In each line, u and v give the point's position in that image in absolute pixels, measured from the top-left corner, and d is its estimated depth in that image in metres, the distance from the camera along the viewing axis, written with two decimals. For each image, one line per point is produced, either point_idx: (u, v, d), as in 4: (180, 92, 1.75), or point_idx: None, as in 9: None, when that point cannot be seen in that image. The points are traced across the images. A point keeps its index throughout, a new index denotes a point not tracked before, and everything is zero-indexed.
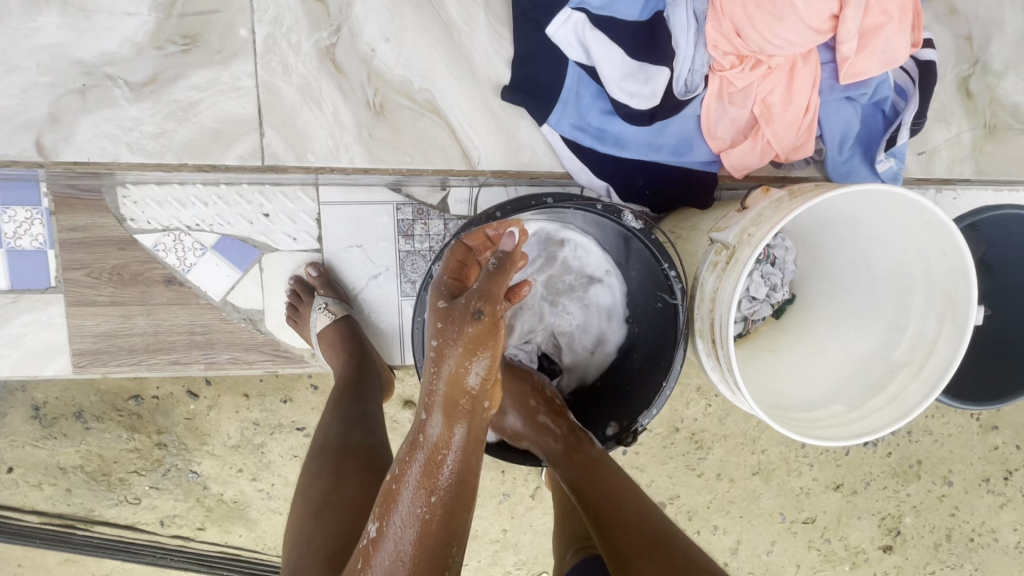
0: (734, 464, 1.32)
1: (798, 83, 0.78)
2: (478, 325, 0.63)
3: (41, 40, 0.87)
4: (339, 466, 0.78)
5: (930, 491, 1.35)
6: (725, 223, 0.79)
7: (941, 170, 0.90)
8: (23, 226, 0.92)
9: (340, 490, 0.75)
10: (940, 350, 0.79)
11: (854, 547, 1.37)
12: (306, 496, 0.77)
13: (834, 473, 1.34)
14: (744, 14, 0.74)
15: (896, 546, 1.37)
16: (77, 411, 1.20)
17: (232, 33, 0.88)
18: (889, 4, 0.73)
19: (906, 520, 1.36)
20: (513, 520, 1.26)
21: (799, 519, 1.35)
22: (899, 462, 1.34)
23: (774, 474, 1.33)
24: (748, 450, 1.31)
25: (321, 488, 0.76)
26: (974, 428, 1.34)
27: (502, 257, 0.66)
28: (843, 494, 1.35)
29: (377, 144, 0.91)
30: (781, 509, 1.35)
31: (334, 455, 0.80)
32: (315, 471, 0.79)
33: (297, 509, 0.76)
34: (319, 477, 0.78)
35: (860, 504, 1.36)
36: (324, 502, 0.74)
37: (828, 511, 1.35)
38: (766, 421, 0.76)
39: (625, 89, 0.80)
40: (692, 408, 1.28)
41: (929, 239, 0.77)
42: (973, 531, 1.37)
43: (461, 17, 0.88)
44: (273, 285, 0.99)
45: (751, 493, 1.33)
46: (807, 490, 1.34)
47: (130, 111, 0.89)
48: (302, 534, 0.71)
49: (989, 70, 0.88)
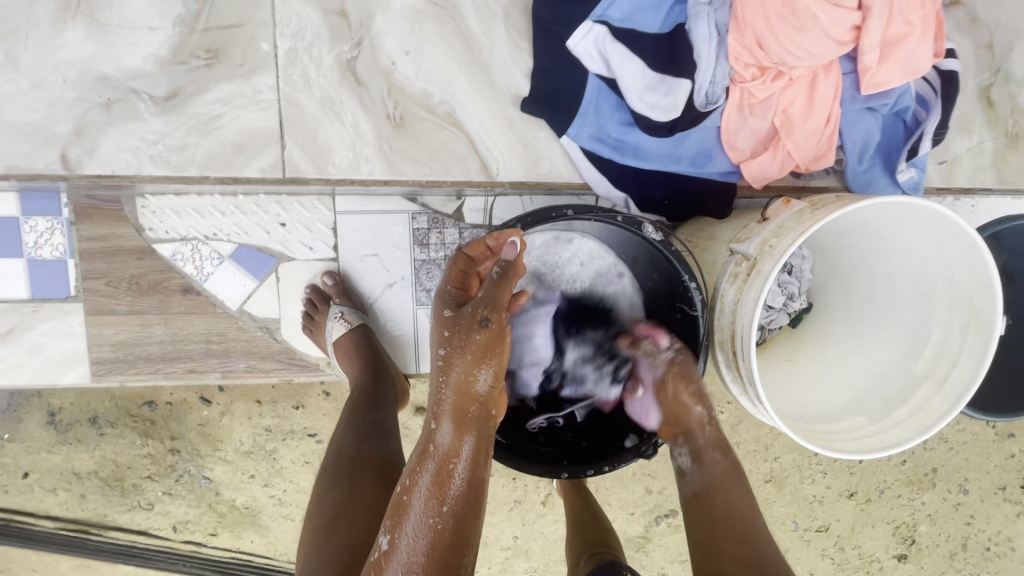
0: (748, 471, 1.31)
1: (819, 94, 0.77)
2: (486, 331, 0.66)
3: (66, 55, 0.87)
4: (353, 478, 0.79)
5: (946, 499, 1.34)
6: (746, 233, 0.78)
7: (962, 179, 0.89)
8: (43, 236, 0.93)
9: (354, 502, 0.76)
10: (963, 363, 0.78)
11: (868, 555, 1.36)
12: (320, 504, 0.78)
13: (848, 481, 1.33)
14: (767, 26, 0.74)
15: (911, 555, 1.36)
16: (92, 417, 1.20)
17: (255, 47, 0.89)
18: (912, 15, 0.73)
19: (921, 529, 1.35)
20: (525, 527, 1.25)
21: (812, 527, 1.34)
22: (914, 470, 1.33)
23: (788, 482, 1.32)
24: (762, 457, 1.30)
25: (335, 499, 0.77)
26: (990, 436, 1.32)
27: (507, 266, 0.68)
28: (857, 502, 1.34)
29: (396, 156, 0.91)
30: (795, 517, 1.34)
31: (348, 467, 0.80)
32: (330, 481, 0.79)
33: (311, 517, 0.78)
34: (333, 487, 0.78)
35: (874, 513, 1.34)
36: (337, 515, 0.75)
37: (841, 519, 1.34)
38: (789, 434, 0.75)
39: (645, 101, 0.80)
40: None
41: (952, 251, 0.77)
42: (990, 540, 1.35)
43: (481, 30, 0.88)
44: (289, 294, 0.99)
45: (764, 501, 1.32)
46: (821, 498, 1.33)
47: (152, 125, 0.90)
48: (317, 544, 0.73)
49: (1011, 79, 0.87)
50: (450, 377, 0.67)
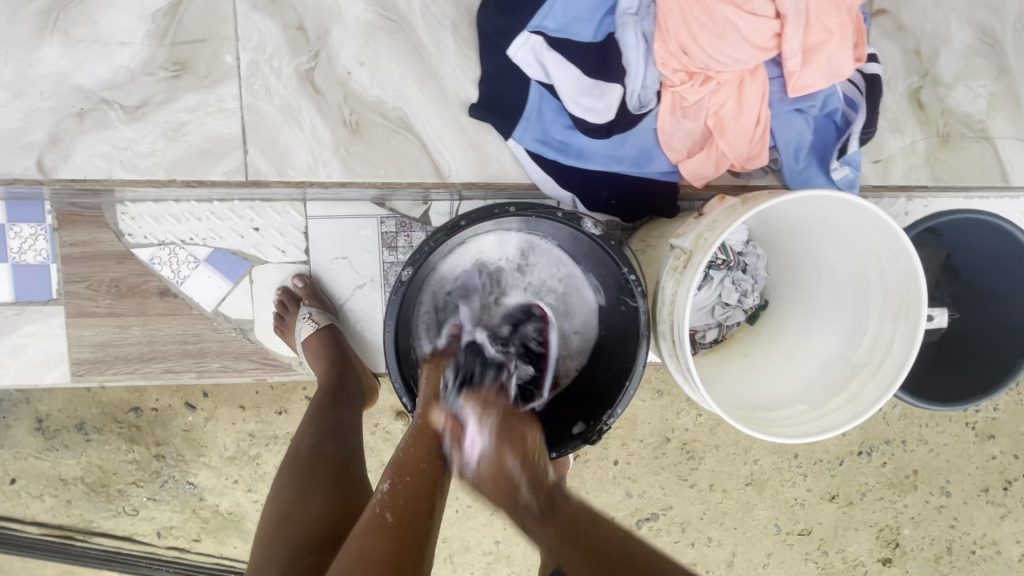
0: (728, 474, 1.32)
1: (747, 97, 0.83)
2: (438, 359, 0.85)
3: (43, 69, 0.93)
4: (308, 474, 0.81)
5: (928, 502, 1.35)
6: (684, 229, 0.83)
7: (898, 176, 0.97)
8: (28, 242, 0.98)
9: (307, 496, 0.79)
10: (896, 350, 0.81)
11: (852, 559, 1.37)
12: (276, 499, 0.80)
13: (829, 483, 1.33)
14: (689, 35, 0.80)
15: (895, 559, 1.37)
16: (79, 423, 1.23)
17: (218, 59, 0.94)
18: (830, 22, 0.78)
19: (905, 532, 1.36)
20: (506, 531, 1.28)
21: (794, 530, 1.35)
22: (895, 472, 1.33)
23: (768, 485, 1.33)
24: (741, 460, 1.31)
25: (291, 493, 0.80)
26: (971, 438, 1.33)
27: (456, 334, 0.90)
28: (839, 505, 1.34)
29: (353, 159, 0.97)
30: (776, 520, 1.34)
31: (305, 464, 0.83)
32: (287, 478, 0.82)
33: (267, 512, 0.80)
34: (289, 484, 0.81)
35: (856, 516, 1.35)
36: (291, 509, 0.77)
37: (824, 523, 1.35)
38: (720, 416, 0.79)
39: (581, 105, 0.85)
40: (682, 418, 1.29)
41: (881, 243, 0.81)
42: (975, 543, 1.37)
43: (430, 42, 0.94)
44: (262, 296, 1.03)
45: (744, 504, 1.33)
46: (802, 501, 1.34)
47: (123, 132, 0.95)
48: (273, 536, 0.76)
49: (940, 81, 0.96)
50: (427, 391, 0.81)
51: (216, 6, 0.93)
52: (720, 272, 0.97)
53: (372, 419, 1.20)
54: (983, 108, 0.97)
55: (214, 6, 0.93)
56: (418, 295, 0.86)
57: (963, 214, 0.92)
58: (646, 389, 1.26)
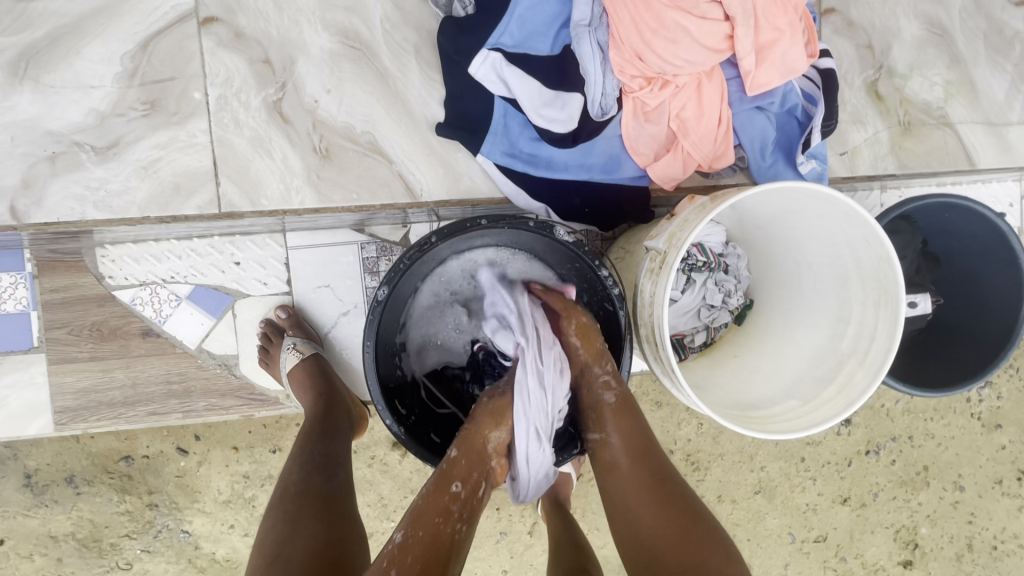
0: (734, 484, 1.29)
1: (706, 98, 0.87)
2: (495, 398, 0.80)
3: (14, 116, 0.95)
4: (296, 512, 0.77)
5: (942, 498, 1.32)
6: (657, 230, 0.84)
7: (864, 167, 1.00)
8: (7, 291, 0.98)
9: (295, 537, 0.74)
10: (880, 335, 0.80)
11: (872, 564, 1.33)
12: (261, 545, 0.75)
13: (838, 486, 1.30)
14: (643, 42, 0.83)
15: (916, 560, 1.33)
16: (68, 476, 1.19)
17: (187, 96, 0.96)
18: (779, 22, 0.83)
19: (922, 532, 1.32)
20: (513, 560, 1.24)
21: (810, 538, 1.31)
22: (905, 470, 1.30)
23: (777, 492, 1.29)
24: (747, 468, 1.28)
25: (277, 535, 0.74)
26: (978, 429, 1.31)
27: (493, 409, 0.79)
28: (852, 507, 1.31)
29: (325, 184, 0.98)
30: (790, 528, 1.31)
31: (292, 503, 0.78)
32: (273, 521, 0.77)
33: (253, 560, 0.74)
34: (274, 526, 0.76)
35: (871, 518, 1.32)
36: (276, 555, 0.72)
37: (838, 527, 1.31)
38: (710, 417, 0.77)
39: (544, 116, 0.89)
40: (684, 428, 1.26)
41: (852, 232, 0.80)
42: (995, 538, 1.33)
43: (395, 66, 0.97)
44: (246, 329, 1.02)
45: (756, 513, 1.30)
46: (814, 506, 1.30)
47: (96, 172, 0.96)
48: None
49: (895, 73, 0.99)
50: (482, 423, 0.78)
51: (183, 45, 0.96)
52: (702, 274, 0.96)
53: (368, 451, 1.18)
54: (940, 96, 1.00)
55: (181, 46, 0.96)
56: (414, 292, 0.87)
57: (937, 200, 0.92)
58: (644, 401, 1.24)
